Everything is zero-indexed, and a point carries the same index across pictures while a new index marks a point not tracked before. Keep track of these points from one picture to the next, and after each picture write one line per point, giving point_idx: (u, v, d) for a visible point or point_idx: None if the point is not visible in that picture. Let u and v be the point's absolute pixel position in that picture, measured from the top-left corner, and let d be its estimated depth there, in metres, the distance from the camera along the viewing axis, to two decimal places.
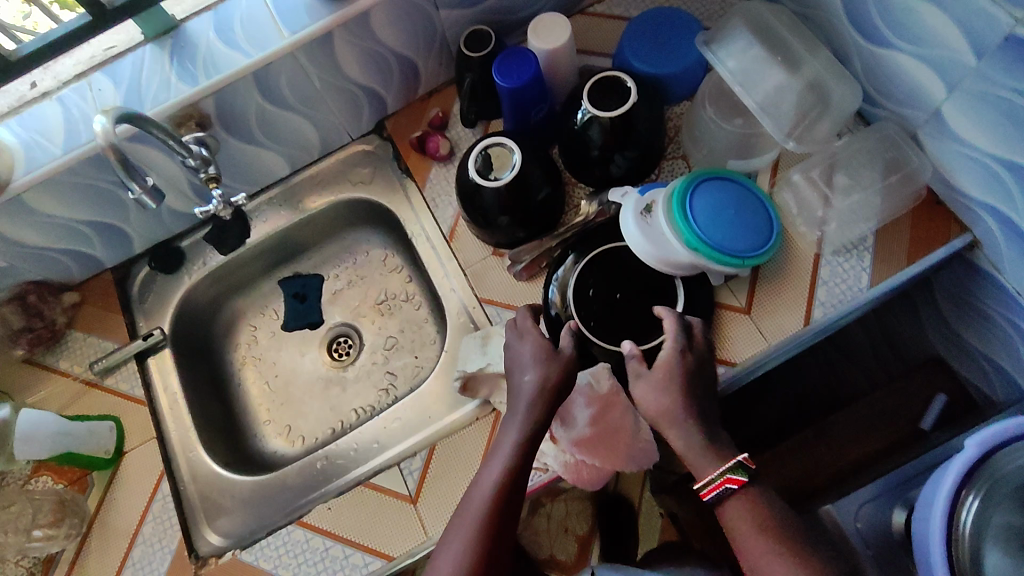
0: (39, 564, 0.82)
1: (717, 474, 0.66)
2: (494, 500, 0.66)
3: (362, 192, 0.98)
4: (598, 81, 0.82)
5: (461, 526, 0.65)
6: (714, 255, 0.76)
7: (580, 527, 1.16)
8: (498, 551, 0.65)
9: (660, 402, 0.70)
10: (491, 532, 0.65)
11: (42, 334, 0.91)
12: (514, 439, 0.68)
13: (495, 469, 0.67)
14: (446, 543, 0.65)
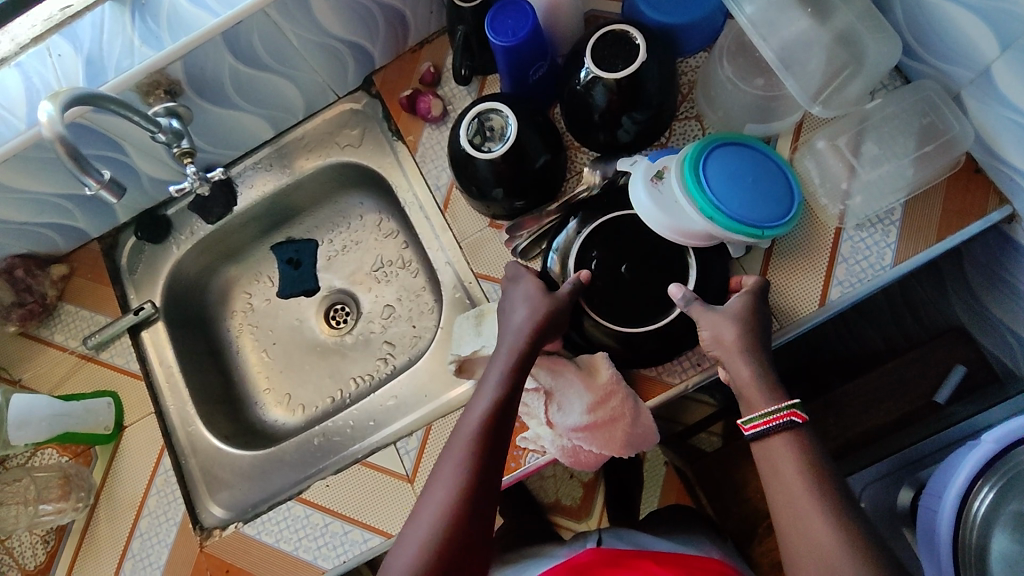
0: (53, 532, 0.84)
1: (783, 405, 0.62)
2: (485, 430, 0.65)
3: (351, 156, 0.93)
4: (604, 35, 0.73)
5: (454, 457, 0.64)
6: (732, 225, 0.69)
7: (585, 474, 1.26)
8: (492, 481, 0.64)
9: (733, 330, 0.66)
10: (484, 461, 0.63)
11: (34, 308, 0.89)
12: (503, 369, 0.67)
13: (485, 399, 0.66)
14: (439, 475, 0.64)
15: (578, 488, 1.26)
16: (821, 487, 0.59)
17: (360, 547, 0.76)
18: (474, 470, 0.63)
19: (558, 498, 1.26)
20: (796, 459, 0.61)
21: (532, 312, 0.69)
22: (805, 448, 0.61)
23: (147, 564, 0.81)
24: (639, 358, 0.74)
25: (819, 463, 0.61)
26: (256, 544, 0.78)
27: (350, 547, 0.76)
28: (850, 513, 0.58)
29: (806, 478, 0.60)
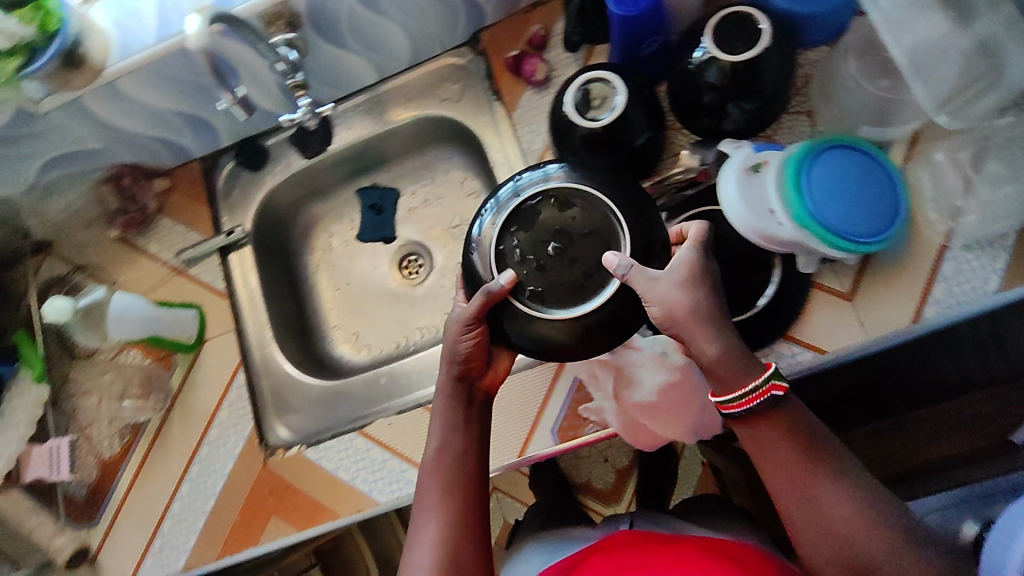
0: (129, 428, 0.90)
1: (762, 380, 0.58)
2: (446, 463, 0.65)
3: (448, 110, 0.94)
4: (725, 16, 0.72)
5: (429, 498, 0.63)
6: (823, 234, 0.68)
7: (620, 461, 1.26)
8: (474, 511, 0.63)
9: (684, 300, 0.57)
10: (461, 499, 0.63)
11: (135, 217, 0.95)
12: (442, 403, 0.68)
13: (436, 437, 0.67)
14: (418, 520, 0.63)
15: (611, 473, 1.27)
16: (823, 460, 0.58)
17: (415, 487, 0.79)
18: (451, 505, 0.63)
19: (589, 480, 1.27)
20: (799, 432, 0.59)
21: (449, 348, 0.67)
22: (801, 417, 0.60)
23: (212, 471, 0.86)
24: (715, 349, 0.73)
25: (818, 432, 0.59)
26: (317, 468, 0.83)
27: (404, 485, 0.79)
28: (863, 482, 0.58)
29: (806, 453, 0.58)
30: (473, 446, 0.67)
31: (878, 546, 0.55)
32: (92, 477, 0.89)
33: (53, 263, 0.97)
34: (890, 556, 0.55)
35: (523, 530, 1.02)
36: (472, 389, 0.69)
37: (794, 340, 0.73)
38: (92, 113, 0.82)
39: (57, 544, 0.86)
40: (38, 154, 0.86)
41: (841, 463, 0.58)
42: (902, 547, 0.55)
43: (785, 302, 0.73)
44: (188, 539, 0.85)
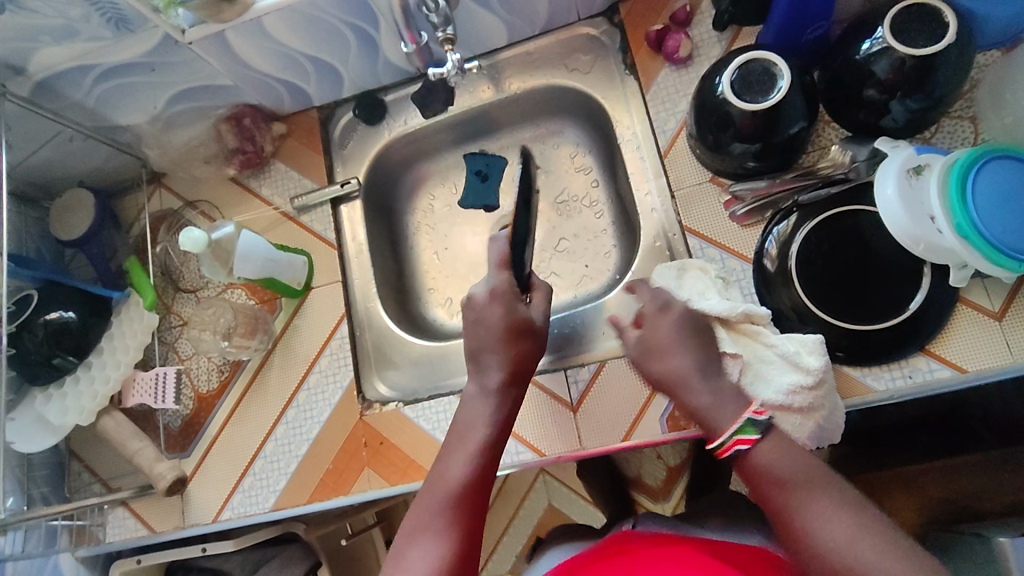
0: (229, 364, 0.91)
1: (728, 435, 0.62)
2: (470, 485, 0.60)
3: (576, 81, 0.92)
4: (908, 8, 0.68)
5: (438, 512, 0.58)
6: (988, 248, 0.65)
7: (673, 459, 1.23)
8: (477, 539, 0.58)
9: (679, 366, 0.67)
10: (471, 517, 0.59)
11: (252, 157, 0.95)
12: (484, 426, 0.65)
13: (466, 453, 0.63)
14: (420, 532, 0.57)
15: (662, 469, 1.24)
16: (803, 497, 0.57)
17: (511, 458, 0.80)
18: (461, 522, 0.58)
19: (640, 474, 1.25)
20: (776, 465, 0.59)
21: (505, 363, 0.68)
22: (784, 448, 0.60)
23: (309, 417, 0.88)
24: (838, 354, 0.72)
25: (801, 461, 0.59)
26: (413, 426, 0.84)
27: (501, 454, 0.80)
28: (847, 506, 0.56)
29: (787, 481, 0.58)
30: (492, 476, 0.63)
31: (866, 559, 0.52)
32: (189, 409, 0.91)
33: (165, 196, 0.98)
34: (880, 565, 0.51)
35: (548, 542, 0.96)
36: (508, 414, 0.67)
37: (932, 356, 0.70)
38: (231, 48, 0.81)
39: (157, 470, 0.85)
40: (169, 85, 0.85)
41: (823, 495, 0.57)
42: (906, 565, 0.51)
43: (930, 313, 0.70)
44: (279, 481, 0.86)
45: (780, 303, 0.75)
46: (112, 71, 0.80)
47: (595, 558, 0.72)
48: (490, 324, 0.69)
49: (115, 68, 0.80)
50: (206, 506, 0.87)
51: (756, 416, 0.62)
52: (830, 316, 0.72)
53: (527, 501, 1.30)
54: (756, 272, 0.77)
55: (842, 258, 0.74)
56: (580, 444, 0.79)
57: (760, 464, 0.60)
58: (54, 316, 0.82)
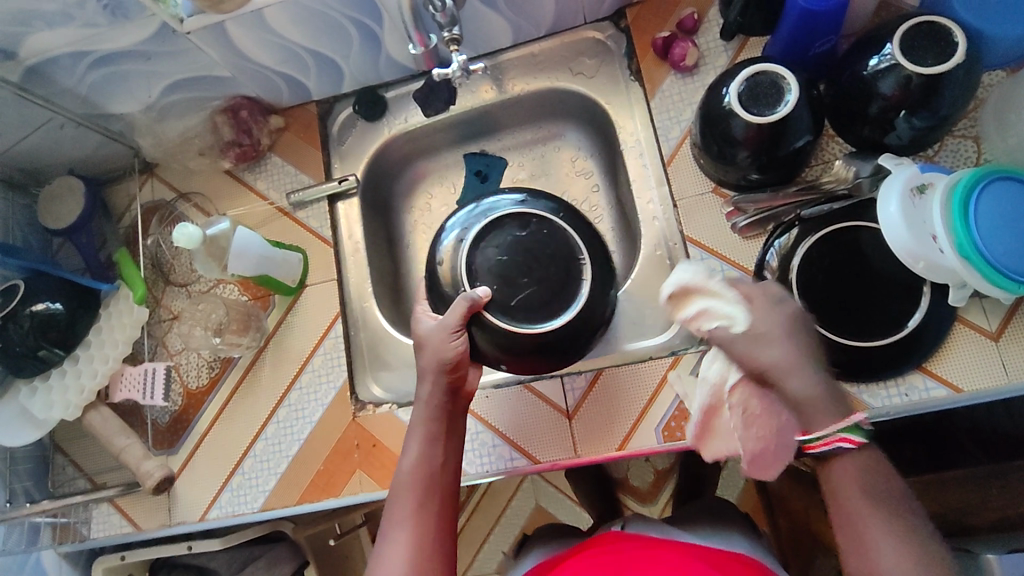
0: (219, 361, 0.90)
1: (832, 431, 0.61)
2: (419, 484, 0.64)
3: (580, 85, 0.91)
4: (917, 25, 0.68)
5: (404, 507, 0.63)
6: (988, 270, 0.65)
7: (661, 463, 1.25)
8: (440, 528, 0.63)
9: (788, 353, 0.63)
10: (436, 503, 0.64)
11: (248, 150, 0.93)
12: (423, 423, 0.67)
13: (413, 453, 0.66)
14: (387, 533, 0.62)
15: (650, 473, 1.25)
16: (881, 513, 0.58)
17: (505, 463, 0.79)
18: (427, 511, 0.63)
19: (627, 477, 1.26)
20: (859, 482, 0.60)
21: (433, 367, 0.68)
22: (867, 464, 0.61)
23: (300, 416, 0.86)
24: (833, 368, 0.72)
25: (880, 481, 0.60)
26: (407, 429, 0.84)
27: (495, 459, 0.79)
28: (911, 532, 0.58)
29: (874, 498, 0.59)
30: (447, 464, 0.67)
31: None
32: (178, 406, 0.89)
33: (157, 186, 0.96)
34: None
35: (531, 539, 0.96)
36: (452, 403, 0.69)
37: (928, 374, 0.71)
38: (231, 40, 0.79)
39: (144, 468, 0.84)
40: (165, 75, 0.83)
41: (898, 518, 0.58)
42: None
43: (929, 331, 0.70)
44: (268, 480, 0.85)
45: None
46: (106, 58, 0.78)
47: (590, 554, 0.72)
48: (426, 342, 0.69)
49: (110, 56, 0.78)
50: (193, 504, 0.86)
51: (864, 420, 0.61)
52: (828, 331, 0.72)
53: (514, 501, 1.29)
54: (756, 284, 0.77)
55: (843, 272, 0.73)
56: (576, 451, 0.78)
57: (842, 467, 0.61)
58: (40, 307, 0.80)
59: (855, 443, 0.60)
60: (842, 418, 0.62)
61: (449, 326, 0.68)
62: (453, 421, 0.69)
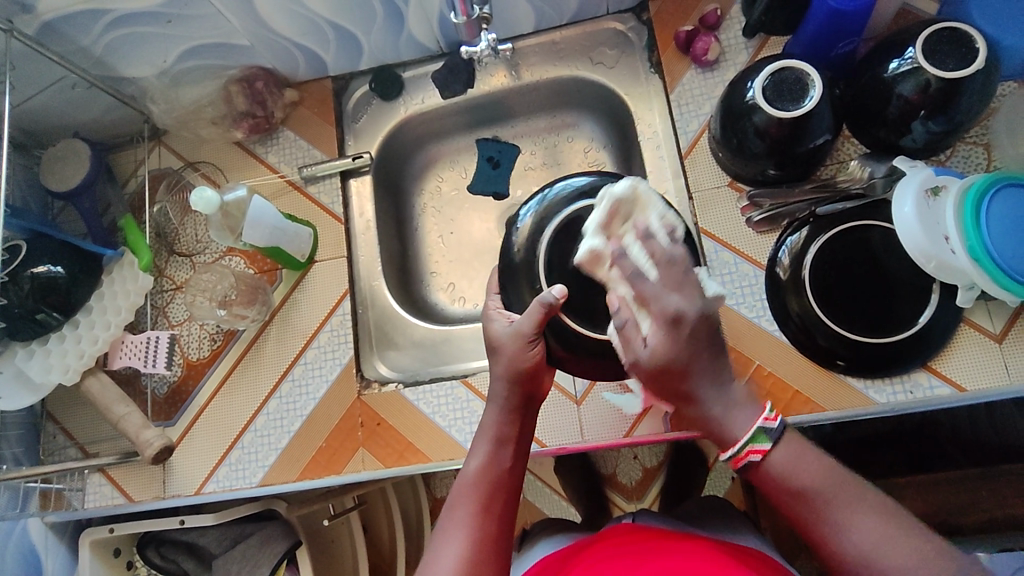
0: (222, 334, 0.88)
1: (739, 446, 0.53)
2: (483, 486, 0.59)
3: (600, 74, 0.92)
4: (940, 30, 0.69)
5: (460, 513, 0.58)
6: (998, 273, 0.67)
7: (648, 461, 1.23)
8: (500, 536, 0.57)
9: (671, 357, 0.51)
10: (498, 513, 0.58)
11: (261, 122, 0.92)
12: (492, 426, 0.63)
13: (479, 458, 0.62)
14: (442, 536, 0.57)
15: (637, 470, 1.23)
16: (837, 495, 0.51)
17: None
18: (486, 521, 0.57)
19: (615, 472, 1.24)
20: (804, 472, 0.52)
21: (509, 371, 0.64)
22: (799, 448, 0.53)
23: (303, 392, 0.85)
24: (839, 364, 0.74)
25: (822, 464, 0.53)
26: (412, 408, 0.83)
27: None
28: (882, 504, 0.51)
29: (817, 487, 0.52)
30: (515, 472, 0.62)
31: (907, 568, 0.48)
32: (177, 376, 0.88)
33: (165, 154, 0.95)
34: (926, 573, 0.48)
35: (532, 535, 0.96)
36: (525, 407, 0.64)
37: (934, 373, 0.72)
38: (254, 6, 0.78)
39: (144, 437, 0.82)
40: (183, 39, 0.82)
41: (861, 495, 0.51)
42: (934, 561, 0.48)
43: (935, 331, 0.72)
44: (268, 456, 0.84)
45: (785, 309, 0.76)
46: (125, 18, 0.76)
47: (611, 544, 0.72)
48: (501, 347, 0.65)
49: (130, 15, 0.76)
50: (190, 477, 0.84)
51: (769, 424, 0.53)
52: (839, 327, 0.73)
53: None
54: (767, 279, 0.78)
55: (854, 270, 0.74)
56: (583, 436, 0.79)
57: (774, 472, 0.53)
58: (41, 269, 0.78)
59: (762, 456, 0.52)
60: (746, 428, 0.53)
61: (525, 332, 0.64)
62: (524, 426, 0.65)
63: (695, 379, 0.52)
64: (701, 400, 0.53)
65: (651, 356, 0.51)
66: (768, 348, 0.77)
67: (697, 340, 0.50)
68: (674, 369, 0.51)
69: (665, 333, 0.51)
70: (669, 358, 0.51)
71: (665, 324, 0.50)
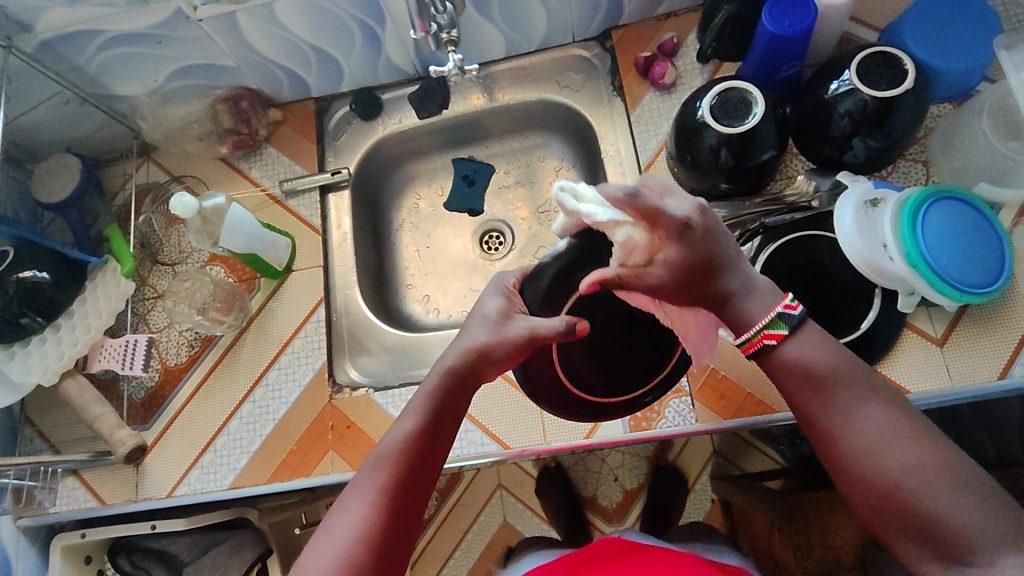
0: (200, 340, 0.91)
1: (757, 329, 0.57)
2: (401, 451, 0.59)
3: (567, 97, 0.97)
4: (874, 54, 0.74)
5: (372, 476, 0.58)
6: (932, 279, 0.70)
7: (630, 481, 1.22)
8: (404, 507, 0.58)
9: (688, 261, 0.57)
10: (407, 484, 0.58)
11: (245, 139, 0.97)
12: (431, 394, 0.63)
13: (407, 422, 0.61)
14: (351, 497, 0.57)
15: (618, 492, 1.22)
16: (837, 395, 0.55)
17: (477, 449, 0.82)
18: (393, 490, 0.57)
19: (595, 495, 1.22)
20: (815, 363, 0.56)
21: (469, 344, 0.62)
22: (818, 342, 0.57)
23: (277, 397, 0.88)
24: None
25: (840, 359, 0.56)
26: (382, 412, 0.85)
27: (466, 445, 0.82)
28: (893, 411, 0.54)
29: (827, 378, 0.56)
30: (439, 444, 0.62)
31: (910, 474, 0.51)
32: (155, 381, 0.90)
33: (153, 169, 0.99)
34: (923, 485, 0.50)
35: (517, 551, 0.97)
36: (468, 382, 0.64)
37: (879, 375, 0.76)
38: (238, 30, 0.83)
39: (117, 436, 0.84)
40: (173, 60, 0.87)
41: (865, 399, 0.55)
42: (933, 466, 0.51)
43: (879, 335, 0.75)
44: (239, 459, 0.85)
45: None
46: (117, 39, 0.82)
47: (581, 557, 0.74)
48: (478, 325, 0.63)
49: (120, 35, 0.81)
50: (161, 481, 0.86)
51: (789, 310, 0.57)
52: None
53: (481, 516, 1.23)
54: None
55: (800, 278, 0.78)
56: (546, 438, 0.81)
57: (789, 360, 0.57)
58: (27, 274, 0.81)
59: (778, 340, 0.57)
60: (766, 311, 0.58)
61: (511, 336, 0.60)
62: (461, 396, 0.64)
63: (722, 276, 0.58)
64: (732, 294, 0.59)
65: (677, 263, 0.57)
66: (726, 357, 0.80)
67: (710, 239, 0.57)
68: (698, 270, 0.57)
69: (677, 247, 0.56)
70: (691, 262, 0.57)
71: (678, 234, 0.56)
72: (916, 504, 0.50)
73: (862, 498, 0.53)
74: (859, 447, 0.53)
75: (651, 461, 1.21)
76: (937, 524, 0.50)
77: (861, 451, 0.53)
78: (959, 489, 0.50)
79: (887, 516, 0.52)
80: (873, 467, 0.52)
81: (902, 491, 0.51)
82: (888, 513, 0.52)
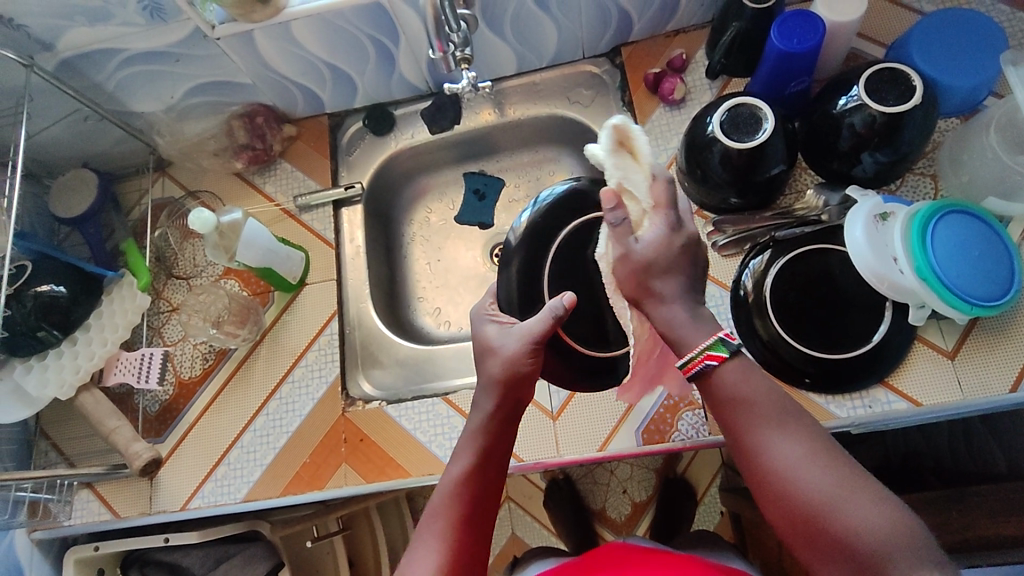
0: (214, 353, 0.92)
1: (698, 349, 0.57)
2: (461, 496, 0.60)
3: (577, 112, 0.99)
4: (882, 70, 0.75)
5: (436, 524, 0.59)
6: (942, 291, 0.71)
7: (638, 494, 1.22)
8: (476, 549, 0.59)
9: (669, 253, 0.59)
10: (473, 527, 0.59)
11: (260, 154, 0.98)
12: (477, 432, 0.64)
13: (459, 466, 0.62)
14: (418, 547, 0.58)
15: (627, 505, 1.22)
16: (765, 417, 0.56)
17: None
18: (462, 535, 0.59)
19: (604, 507, 1.22)
20: (745, 387, 0.57)
21: (505, 375, 0.64)
22: (747, 367, 0.58)
23: (290, 410, 0.88)
24: (805, 381, 0.77)
25: (766, 387, 0.57)
26: (395, 425, 0.86)
27: None
28: (818, 440, 0.55)
29: (754, 401, 0.57)
30: (494, 477, 0.63)
31: (829, 494, 0.51)
32: (169, 394, 0.91)
33: (168, 184, 1.01)
34: (843, 503, 0.51)
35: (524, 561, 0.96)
36: (512, 414, 0.66)
37: (890, 388, 0.76)
38: (255, 48, 0.84)
39: (133, 449, 0.85)
40: (190, 77, 0.89)
41: (794, 426, 0.56)
42: (855, 489, 0.52)
43: (890, 349, 0.76)
44: (253, 471, 0.86)
45: (752, 330, 0.80)
46: (136, 58, 0.83)
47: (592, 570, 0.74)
48: (500, 350, 0.65)
49: (139, 54, 0.83)
50: (174, 493, 0.86)
51: (728, 336, 0.57)
52: (800, 344, 0.77)
53: None
54: (732, 300, 0.83)
55: (810, 291, 0.79)
56: (559, 451, 0.82)
57: (718, 383, 0.58)
58: (45, 288, 0.82)
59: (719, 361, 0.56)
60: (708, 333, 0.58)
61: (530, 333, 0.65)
62: (506, 426, 0.65)
63: (671, 279, 0.59)
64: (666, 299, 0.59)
65: (645, 249, 0.59)
66: None
67: (684, 247, 0.59)
68: (657, 267, 0.59)
69: (662, 234, 0.60)
70: (664, 252, 0.59)
71: (665, 225, 0.60)
72: (838, 525, 0.51)
73: (788, 521, 0.54)
74: (783, 467, 0.54)
75: (660, 473, 1.21)
76: (855, 543, 0.50)
77: (784, 471, 0.54)
78: (882, 508, 0.50)
79: (810, 539, 0.52)
80: (797, 487, 0.53)
81: (823, 512, 0.51)
82: (808, 536, 0.52)
